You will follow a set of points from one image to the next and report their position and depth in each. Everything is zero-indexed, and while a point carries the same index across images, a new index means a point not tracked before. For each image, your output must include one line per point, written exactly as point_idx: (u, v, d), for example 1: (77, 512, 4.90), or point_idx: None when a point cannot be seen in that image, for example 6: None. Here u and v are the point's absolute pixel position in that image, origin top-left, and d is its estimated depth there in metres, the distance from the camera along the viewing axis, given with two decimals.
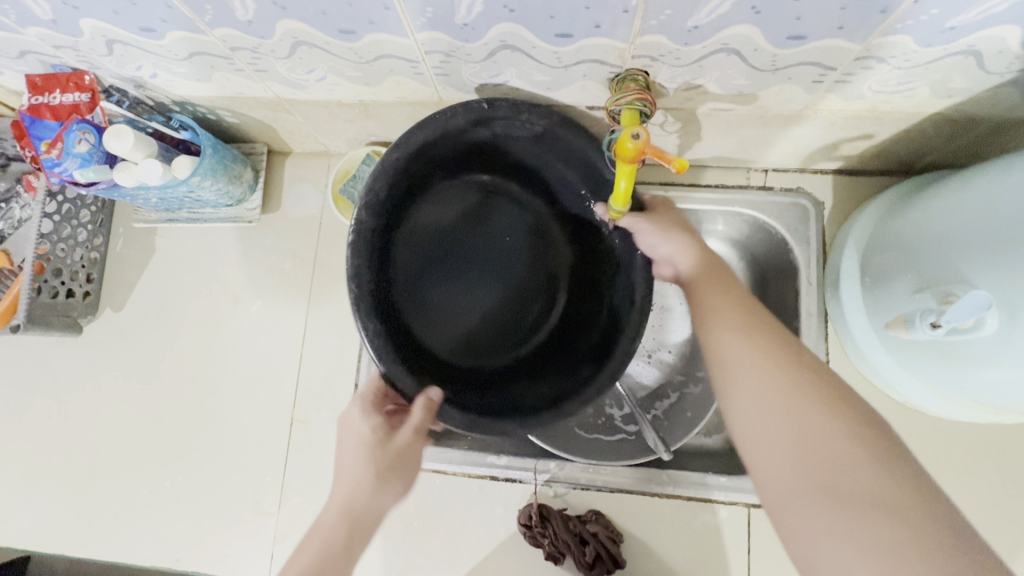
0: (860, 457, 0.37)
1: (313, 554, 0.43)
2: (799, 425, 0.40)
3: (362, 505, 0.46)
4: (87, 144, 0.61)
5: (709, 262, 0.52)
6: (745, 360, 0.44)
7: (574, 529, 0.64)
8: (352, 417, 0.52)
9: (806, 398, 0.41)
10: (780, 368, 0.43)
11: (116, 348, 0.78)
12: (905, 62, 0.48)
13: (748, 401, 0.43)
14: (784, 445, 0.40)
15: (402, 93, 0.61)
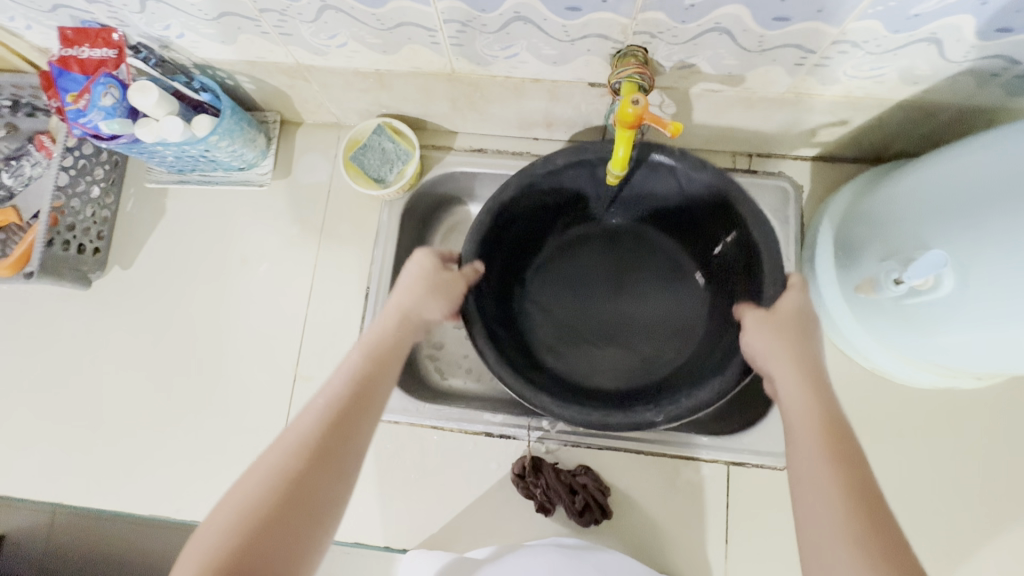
0: (866, 535, 0.39)
1: (352, 370, 0.50)
2: (835, 490, 0.42)
3: (419, 306, 0.57)
4: (112, 98, 0.64)
5: (801, 340, 0.53)
6: (814, 422, 0.47)
7: (565, 480, 0.69)
8: (419, 260, 0.60)
9: (848, 468, 0.43)
10: (838, 439, 0.45)
11: (123, 305, 0.80)
12: (877, 47, 0.54)
13: (794, 449, 0.46)
14: (820, 494, 0.42)
15: (417, 63, 0.65)
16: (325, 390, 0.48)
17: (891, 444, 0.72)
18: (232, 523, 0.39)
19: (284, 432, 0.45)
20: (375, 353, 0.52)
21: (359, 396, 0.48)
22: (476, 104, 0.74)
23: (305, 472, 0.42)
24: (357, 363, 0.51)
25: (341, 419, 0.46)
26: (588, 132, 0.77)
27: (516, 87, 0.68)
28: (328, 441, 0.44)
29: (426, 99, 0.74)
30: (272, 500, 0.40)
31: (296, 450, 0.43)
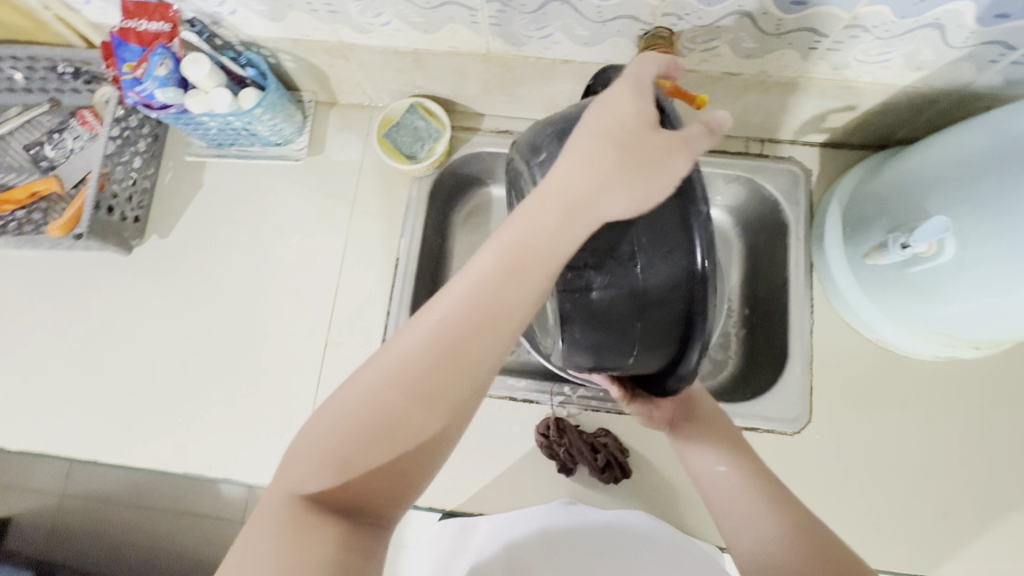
0: (767, 505, 0.52)
1: (484, 277, 0.42)
2: (742, 481, 0.54)
3: (596, 198, 0.42)
4: (166, 69, 0.68)
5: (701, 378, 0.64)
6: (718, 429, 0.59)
7: (587, 439, 0.72)
8: (592, 146, 0.43)
9: (745, 458, 0.57)
10: (735, 440, 0.58)
11: (161, 272, 0.84)
12: (885, 32, 0.59)
13: (706, 458, 0.58)
14: (733, 488, 0.54)
15: (455, 42, 0.70)
16: (457, 286, 0.42)
17: (897, 413, 0.75)
18: (341, 453, 0.39)
19: (391, 343, 0.42)
20: (558, 236, 0.42)
21: (483, 312, 0.41)
22: (506, 86, 0.78)
23: (410, 413, 0.40)
24: (489, 272, 0.42)
25: (458, 345, 0.41)
26: None
27: (546, 69, 0.72)
28: (429, 375, 0.40)
29: (459, 80, 0.78)
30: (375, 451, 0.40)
31: (405, 372, 0.40)
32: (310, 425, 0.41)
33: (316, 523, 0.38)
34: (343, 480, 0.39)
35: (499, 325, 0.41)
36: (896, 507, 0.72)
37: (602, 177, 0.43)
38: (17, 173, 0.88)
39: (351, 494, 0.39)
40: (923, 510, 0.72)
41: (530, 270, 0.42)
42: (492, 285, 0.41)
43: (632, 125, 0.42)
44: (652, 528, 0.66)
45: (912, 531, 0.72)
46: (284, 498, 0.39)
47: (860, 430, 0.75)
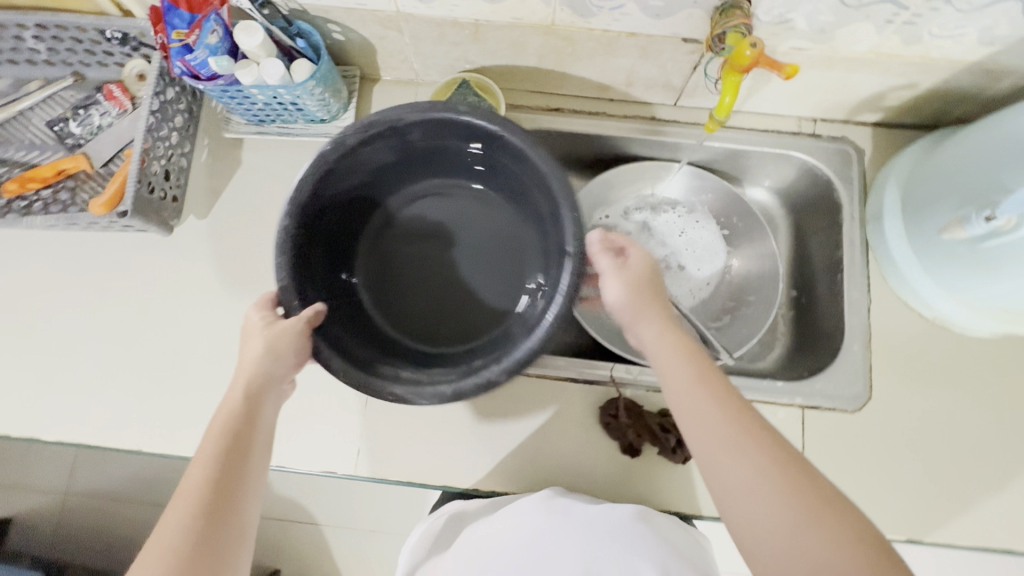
0: (808, 520, 0.43)
1: (240, 394, 0.58)
2: (770, 496, 0.44)
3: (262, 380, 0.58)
4: (218, 36, 0.64)
5: (654, 297, 0.60)
6: (720, 436, 0.48)
7: (657, 419, 0.71)
8: (252, 320, 0.62)
9: (766, 463, 0.46)
10: (747, 442, 0.47)
11: (200, 254, 0.80)
12: (966, 4, 0.58)
13: (722, 485, 0.47)
14: (761, 512, 0.44)
15: (520, 13, 0.68)
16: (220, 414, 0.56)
17: (955, 388, 0.76)
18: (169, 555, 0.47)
19: (194, 459, 0.53)
20: (263, 388, 0.59)
21: (235, 417, 0.56)
22: (563, 61, 0.76)
23: (209, 509, 0.50)
24: (244, 388, 0.58)
25: (228, 447, 0.54)
26: (664, 93, 0.81)
27: (610, 42, 0.71)
28: (207, 509, 0.50)
29: (515, 55, 0.76)
30: (188, 551, 0.48)
31: (201, 497, 0.51)
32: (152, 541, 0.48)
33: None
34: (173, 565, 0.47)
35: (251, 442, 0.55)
36: (959, 483, 0.72)
37: (271, 365, 0.59)
38: (41, 150, 0.83)
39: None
40: (987, 486, 0.72)
41: (258, 404, 0.58)
42: (264, 369, 0.59)
43: (300, 345, 0.60)
44: (624, 521, 0.62)
45: (982, 509, 0.71)
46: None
47: (922, 408, 0.75)
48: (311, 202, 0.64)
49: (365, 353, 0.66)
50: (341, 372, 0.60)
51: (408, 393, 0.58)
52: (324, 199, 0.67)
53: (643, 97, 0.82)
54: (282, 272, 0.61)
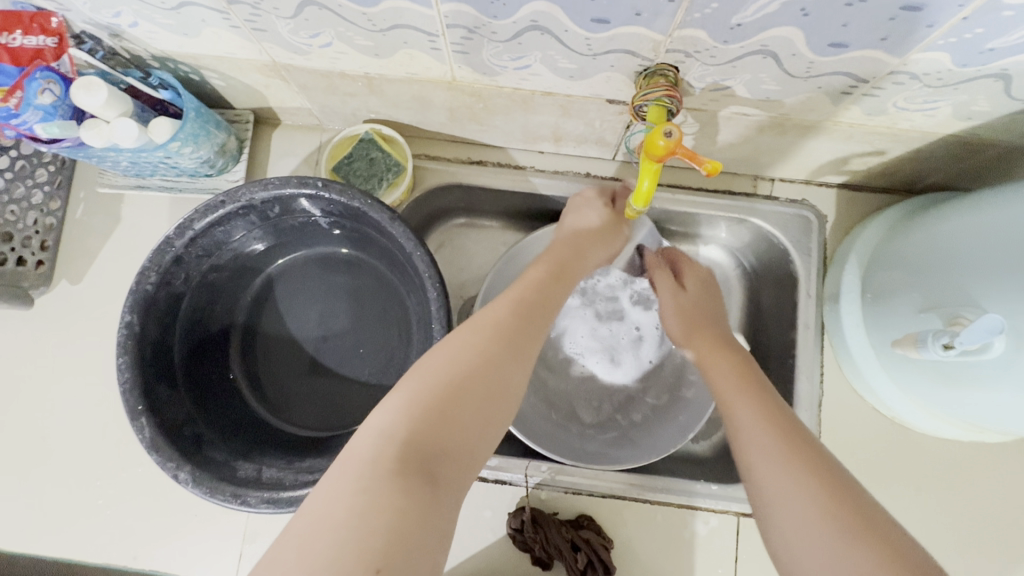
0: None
1: (533, 278, 0.52)
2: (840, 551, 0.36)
3: (592, 242, 0.60)
4: (52, 95, 0.54)
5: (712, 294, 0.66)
6: (779, 479, 0.41)
7: (566, 535, 0.64)
8: (588, 195, 0.65)
9: (833, 507, 0.38)
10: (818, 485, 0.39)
11: (72, 324, 0.71)
12: (936, 80, 0.48)
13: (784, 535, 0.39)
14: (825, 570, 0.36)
15: (413, 68, 0.57)
16: (516, 291, 0.49)
17: (913, 496, 0.67)
18: (431, 387, 0.39)
19: (481, 316, 0.45)
20: (553, 278, 0.53)
21: (547, 296, 0.50)
22: (477, 115, 0.66)
23: (496, 375, 0.41)
24: (541, 275, 0.52)
25: (530, 306, 0.48)
26: (599, 148, 0.70)
27: (525, 100, 0.61)
28: (501, 370, 0.42)
29: (422, 108, 0.66)
30: (427, 415, 0.37)
31: (475, 356, 0.42)
32: (413, 374, 0.41)
33: (396, 464, 0.35)
34: (454, 408, 0.38)
35: (547, 319, 0.49)
36: None
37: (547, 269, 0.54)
38: None
39: (420, 431, 0.37)
40: None
41: (549, 305, 0.50)
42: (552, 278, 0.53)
43: (573, 260, 0.57)
44: None
45: None
46: (376, 442, 0.36)
47: None
48: (161, 291, 0.59)
49: (223, 454, 0.60)
50: (191, 481, 0.54)
51: (261, 503, 0.53)
52: (180, 286, 0.61)
53: (577, 150, 0.72)
54: (125, 371, 0.55)
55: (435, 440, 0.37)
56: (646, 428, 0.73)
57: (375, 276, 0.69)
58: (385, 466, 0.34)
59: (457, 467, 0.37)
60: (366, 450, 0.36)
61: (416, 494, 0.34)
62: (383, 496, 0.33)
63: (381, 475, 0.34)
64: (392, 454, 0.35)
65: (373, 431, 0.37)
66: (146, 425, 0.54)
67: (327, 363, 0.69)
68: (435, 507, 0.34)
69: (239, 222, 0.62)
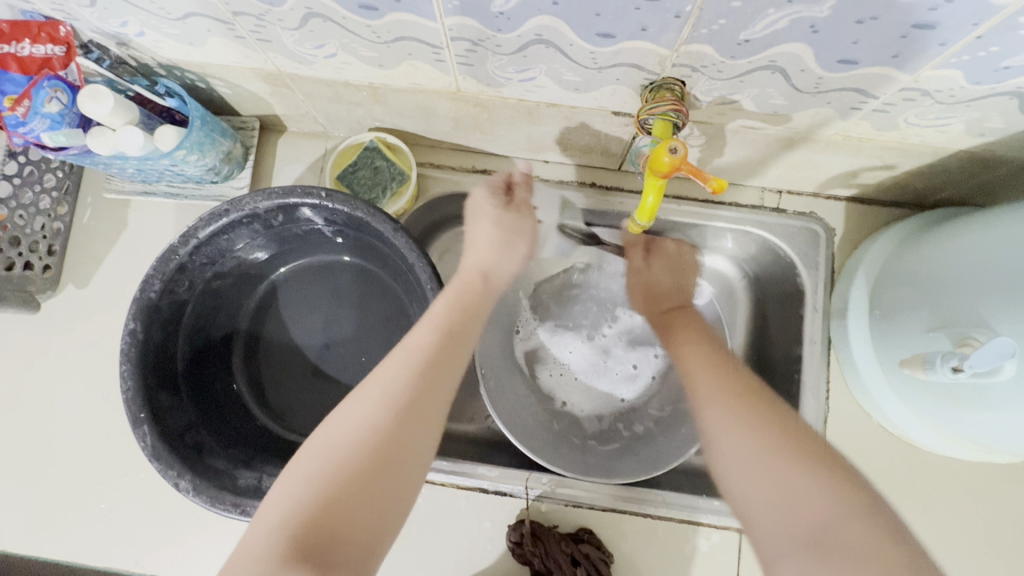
0: (846, 504, 0.36)
1: (436, 320, 0.50)
2: (783, 471, 0.38)
3: (497, 261, 0.59)
4: (59, 103, 0.55)
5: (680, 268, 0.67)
6: (722, 415, 0.43)
7: (566, 549, 0.63)
8: (479, 198, 0.64)
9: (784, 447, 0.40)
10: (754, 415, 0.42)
11: (78, 328, 0.72)
12: (948, 97, 0.47)
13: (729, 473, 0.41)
14: (772, 493, 0.38)
15: (418, 79, 0.57)
16: (412, 340, 0.48)
17: (919, 516, 0.66)
18: (319, 468, 0.40)
19: (373, 377, 0.45)
20: (461, 316, 0.51)
21: (454, 340, 0.48)
22: (482, 125, 0.66)
23: (383, 448, 0.41)
24: (442, 315, 0.50)
25: (430, 357, 0.46)
26: (604, 158, 0.70)
27: (529, 111, 0.60)
28: (394, 435, 0.42)
29: (426, 117, 0.65)
30: (308, 505, 0.38)
31: (363, 425, 0.41)
32: (303, 457, 0.41)
33: (278, 557, 0.35)
34: (337, 495, 0.38)
35: (454, 365, 0.47)
36: None
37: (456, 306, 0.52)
38: None
39: (306, 520, 0.37)
40: None
41: (453, 347, 0.48)
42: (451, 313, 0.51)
43: (481, 296, 0.55)
44: None
45: None
46: (262, 537, 0.37)
47: None
48: (165, 299, 0.59)
49: (224, 463, 0.60)
50: (191, 490, 0.54)
51: None
52: (184, 294, 0.61)
53: (581, 161, 0.72)
54: (128, 379, 0.55)
55: (318, 526, 0.37)
56: (649, 441, 0.72)
57: (379, 284, 0.69)
58: (265, 563, 0.35)
59: (352, 549, 0.37)
60: (255, 544, 0.37)
61: None
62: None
63: (265, 570, 0.35)
64: (276, 547, 0.36)
65: (261, 526, 0.38)
66: (148, 433, 0.54)
67: (329, 371, 0.69)
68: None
69: (244, 230, 0.62)
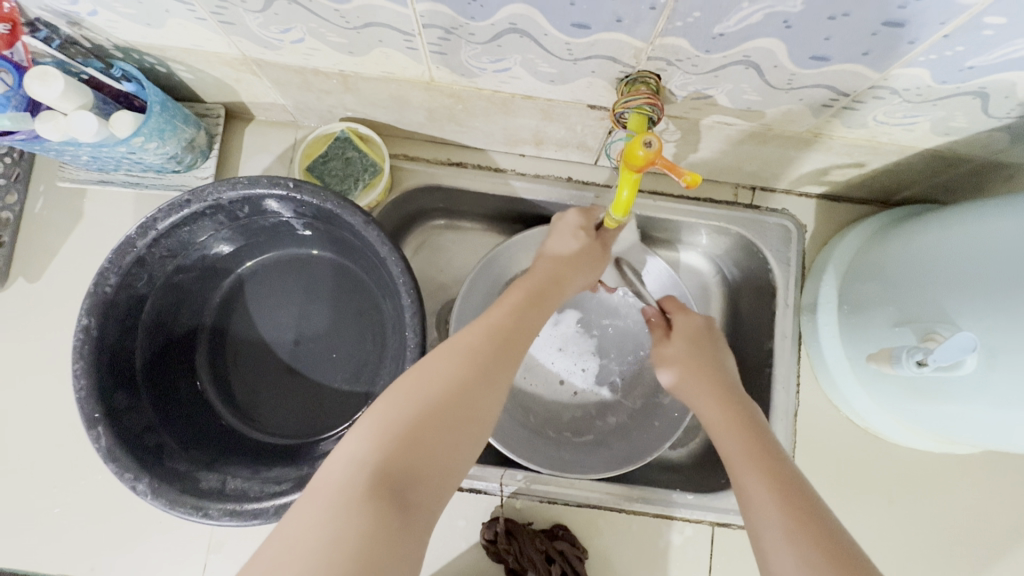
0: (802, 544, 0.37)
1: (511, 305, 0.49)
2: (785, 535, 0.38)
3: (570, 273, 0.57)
4: (3, 85, 0.51)
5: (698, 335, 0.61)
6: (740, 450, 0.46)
7: (541, 546, 0.63)
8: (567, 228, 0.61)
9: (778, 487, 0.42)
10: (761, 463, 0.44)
11: (28, 323, 0.68)
12: (916, 96, 0.48)
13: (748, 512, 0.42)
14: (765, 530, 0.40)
15: (390, 68, 0.55)
16: (492, 317, 0.48)
17: (881, 506, 0.68)
18: (410, 413, 0.39)
19: (456, 341, 0.44)
20: (525, 308, 0.50)
21: (525, 322, 0.49)
22: (457, 117, 0.64)
23: (466, 406, 0.40)
24: (512, 307, 0.49)
25: (504, 335, 0.46)
26: (581, 153, 0.69)
27: (505, 103, 0.59)
28: (478, 396, 0.41)
29: (399, 107, 0.64)
30: (394, 450, 0.37)
31: (455, 379, 0.41)
32: (387, 400, 0.40)
33: (364, 492, 0.34)
34: (425, 441, 0.38)
35: (519, 350, 0.46)
36: None
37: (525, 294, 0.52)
38: None
39: (389, 463, 0.36)
40: None
41: (528, 329, 0.49)
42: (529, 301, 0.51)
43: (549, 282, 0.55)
44: None
45: None
46: (346, 471, 0.36)
47: (842, 526, 0.68)
48: (122, 293, 0.56)
49: (186, 464, 0.57)
50: (150, 493, 0.52)
51: (224, 516, 0.51)
52: (143, 288, 0.59)
53: (558, 154, 0.71)
54: (81, 377, 0.52)
55: (406, 470, 0.36)
56: (624, 434, 0.73)
57: (350, 278, 0.68)
58: (353, 494, 0.34)
59: (430, 501, 0.37)
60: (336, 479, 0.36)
61: (386, 521, 0.34)
62: (349, 526, 0.33)
63: (350, 503, 0.34)
64: (362, 483, 0.35)
65: (333, 465, 0.36)
66: (103, 434, 0.52)
67: (299, 369, 0.67)
68: (405, 535, 0.34)
69: (205, 222, 0.59)
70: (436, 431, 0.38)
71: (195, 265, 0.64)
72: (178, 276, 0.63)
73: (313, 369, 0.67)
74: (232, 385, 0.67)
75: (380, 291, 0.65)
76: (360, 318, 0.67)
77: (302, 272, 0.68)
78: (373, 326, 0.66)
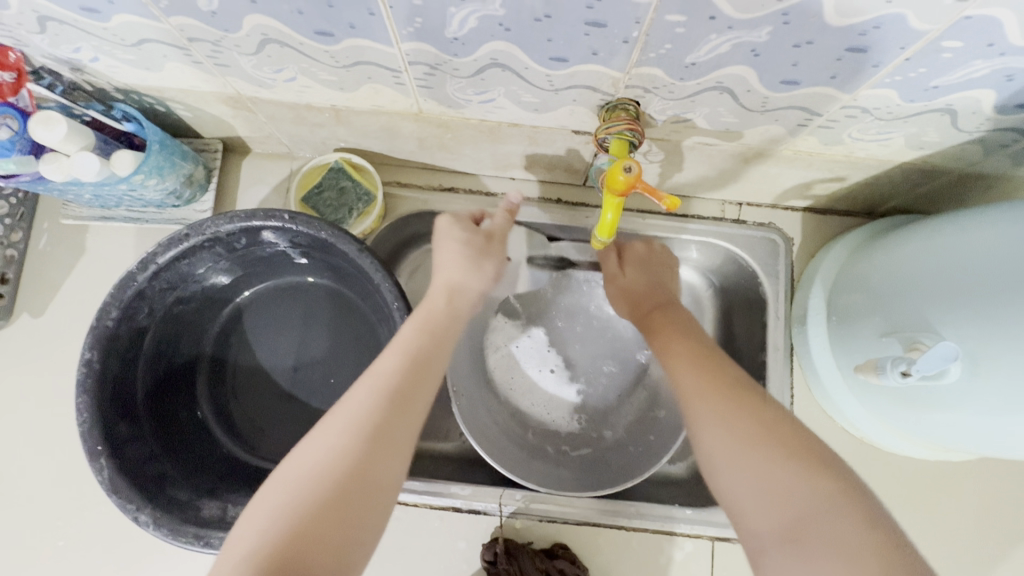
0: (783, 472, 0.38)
1: (401, 352, 0.47)
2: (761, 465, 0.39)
3: (464, 281, 0.55)
4: (8, 130, 0.53)
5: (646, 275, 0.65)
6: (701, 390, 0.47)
7: (541, 565, 0.63)
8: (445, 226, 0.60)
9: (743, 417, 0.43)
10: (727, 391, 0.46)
11: (32, 358, 0.70)
12: (886, 114, 0.49)
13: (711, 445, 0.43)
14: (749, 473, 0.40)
15: (380, 102, 0.57)
16: (379, 367, 0.45)
17: None
18: (290, 499, 0.38)
19: (339, 407, 0.43)
20: (414, 356, 0.47)
21: (417, 367, 0.46)
22: (447, 145, 0.66)
23: (353, 480, 0.39)
24: (403, 353, 0.47)
25: (396, 393, 0.43)
26: (569, 175, 0.71)
27: (492, 131, 0.61)
28: (361, 463, 0.39)
29: (391, 137, 0.66)
30: (279, 536, 0.36)
31: (337, 450, 0.40)
32: (278, 480, 0.39)
33: None
34: (309, 526, 0.36)
35: (418, 400, 0.44)
36: None
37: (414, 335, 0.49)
38: None
39: (273, 552, 0.35)
40: None
41: (422, 372, 0.46)
42: (419, 344, 0.48)
43: (447, 320, 0.52)
44: None
45: None
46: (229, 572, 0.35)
47: None
48: (123, 327, 0.58)
49: (187, 493, 0.58)
50: (152, 524, 0.52)
51: None
52: (144, 321, 0.60)
53: (547, 177, 0.73)
54: (84, 411, 0.54)
55: (290, 557, 0.35)
56: (621, 451, 0.74)
57: (346, 304, 0.69)
58: None
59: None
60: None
61: None
62: None
63: None
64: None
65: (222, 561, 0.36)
66: (106, 466, 0.53)
67: (297, 397, 0.68)
68: None
69: (200, 255, 0.60)
70: (322, 508, 0.37)
71: (194, 297, 0.65)
72: (178, 308, 0.64)
73: (311, 397, 0.68)
74: (233, 414, 0.68)
75: (375, 317, 0.67)
76: (356, 343, 0.68)
77: (299, 300, 0.70)
78: (370, 352, 0.67)
